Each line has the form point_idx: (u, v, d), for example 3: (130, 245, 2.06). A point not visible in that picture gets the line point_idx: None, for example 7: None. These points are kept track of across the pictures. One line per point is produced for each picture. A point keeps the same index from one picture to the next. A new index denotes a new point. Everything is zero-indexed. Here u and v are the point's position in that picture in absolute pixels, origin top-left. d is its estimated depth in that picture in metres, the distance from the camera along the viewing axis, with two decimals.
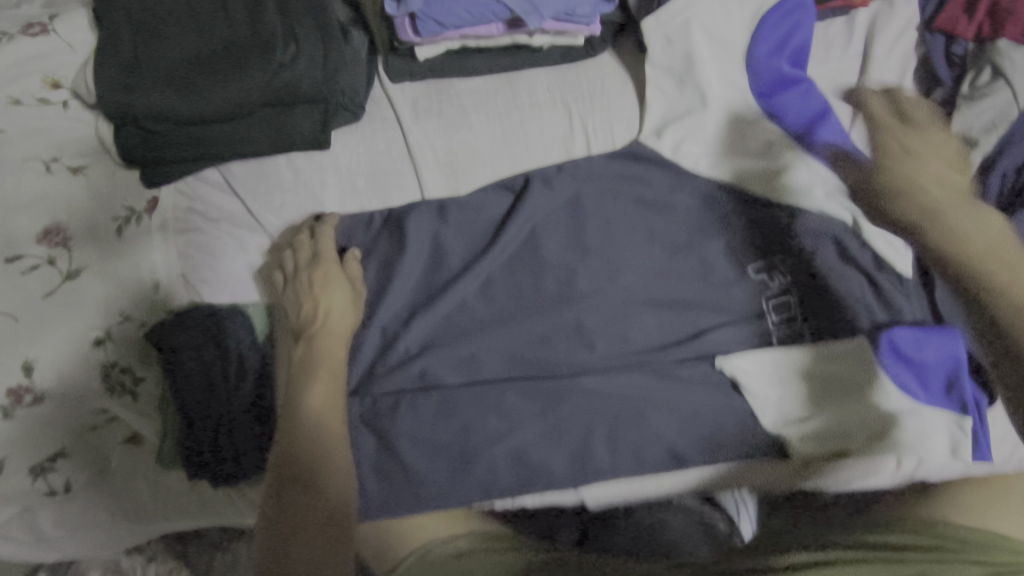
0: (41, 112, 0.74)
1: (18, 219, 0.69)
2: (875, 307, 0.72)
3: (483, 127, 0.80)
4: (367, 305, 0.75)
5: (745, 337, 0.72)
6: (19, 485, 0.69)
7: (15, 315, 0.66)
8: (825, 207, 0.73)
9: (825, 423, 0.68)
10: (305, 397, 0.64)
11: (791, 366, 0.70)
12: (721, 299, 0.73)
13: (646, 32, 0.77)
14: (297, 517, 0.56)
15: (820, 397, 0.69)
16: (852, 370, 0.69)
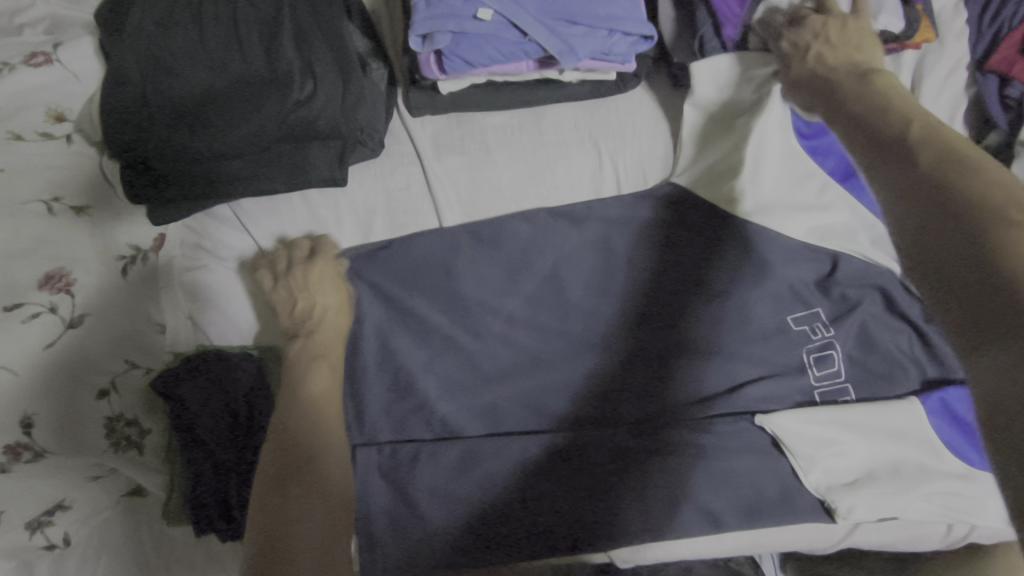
0: (43, 147, 0.70)
1: (17, 267, 0.61)
2: (925, 361, 0.70)
3: (508, 165, 0.76)
4: (383, 352, 0.71)
5: (785, 392, 0.68)
6: (16, 541, 0.61)
7: (15, 369, 0.59)
8: (871, 254, 0.72)
9: (880, 486, 0.62)
10: (302, 386, 0.64)
11: (844, 422, 0.64)
12: (762, 351, 0.70)
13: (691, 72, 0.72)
14: (299, 490, 0.57)
15: (874, 459, 0.63)
16: (908, 431, 0.64)
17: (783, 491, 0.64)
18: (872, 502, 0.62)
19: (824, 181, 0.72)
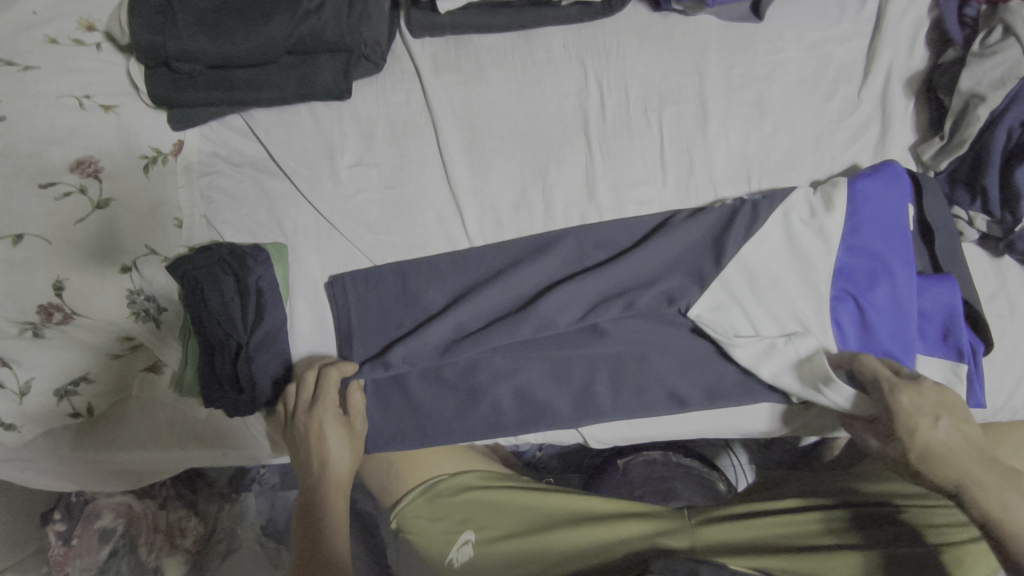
0: (76, 52, 0.77)
1: (52, 152, 0.70)
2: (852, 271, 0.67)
3: (499, 83, 0.82)
4: (379, 265, 0.79)
5: (758, 281, 0.70)
6: (45, 405, 0.74)
7: (48, 239, 0.68)
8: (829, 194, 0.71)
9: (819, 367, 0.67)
10: (336, 464, 0.70)
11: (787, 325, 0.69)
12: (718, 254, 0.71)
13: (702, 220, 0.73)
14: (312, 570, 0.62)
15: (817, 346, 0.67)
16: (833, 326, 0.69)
17: (743, 375, 0.72)
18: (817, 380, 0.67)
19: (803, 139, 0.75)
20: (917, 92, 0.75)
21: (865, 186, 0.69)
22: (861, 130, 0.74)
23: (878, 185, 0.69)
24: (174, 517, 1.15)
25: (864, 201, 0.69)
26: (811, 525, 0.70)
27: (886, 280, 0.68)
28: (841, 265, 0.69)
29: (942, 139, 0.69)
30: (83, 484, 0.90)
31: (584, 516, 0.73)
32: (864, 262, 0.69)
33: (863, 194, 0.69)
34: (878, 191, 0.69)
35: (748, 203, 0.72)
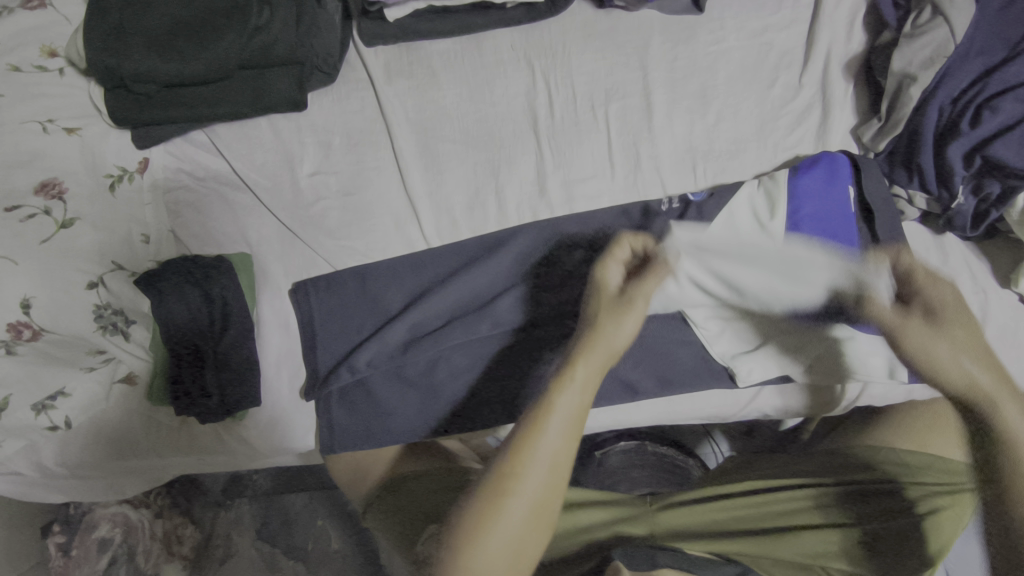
0: (39, 79, 0.80)
1: (16, 175, 0.73)
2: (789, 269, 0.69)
3: (452, 86, 0.84)
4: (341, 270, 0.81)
5: None
6: (23, 420, 0.76)
7: (15, 259, 0.70)
8: (771, 187, 0.71)
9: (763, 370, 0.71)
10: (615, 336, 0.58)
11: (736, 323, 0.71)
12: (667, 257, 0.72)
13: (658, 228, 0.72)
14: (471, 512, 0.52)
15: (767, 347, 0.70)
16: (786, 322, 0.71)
17: (695, 362, 0.73)
18: (766, 364, 0.71)
19: (746, 128, 0.76)
20: (857, 74, 0.75)
21: (807, 182, 0.70)
22: (803, 115, 0.75)
23: (818, 178, 0.70)
24: (172, 525, 1.20)
25: (806, 196, 0.70)
26: (772, 502, 0.71)
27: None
28: None
29: (880, 121, 0.70)
30: (75, 495, 0.92)
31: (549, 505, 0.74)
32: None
33: (802, 189, 0.70)
34: (816, 185, 0.70)
35: (693, 207, 0.72)
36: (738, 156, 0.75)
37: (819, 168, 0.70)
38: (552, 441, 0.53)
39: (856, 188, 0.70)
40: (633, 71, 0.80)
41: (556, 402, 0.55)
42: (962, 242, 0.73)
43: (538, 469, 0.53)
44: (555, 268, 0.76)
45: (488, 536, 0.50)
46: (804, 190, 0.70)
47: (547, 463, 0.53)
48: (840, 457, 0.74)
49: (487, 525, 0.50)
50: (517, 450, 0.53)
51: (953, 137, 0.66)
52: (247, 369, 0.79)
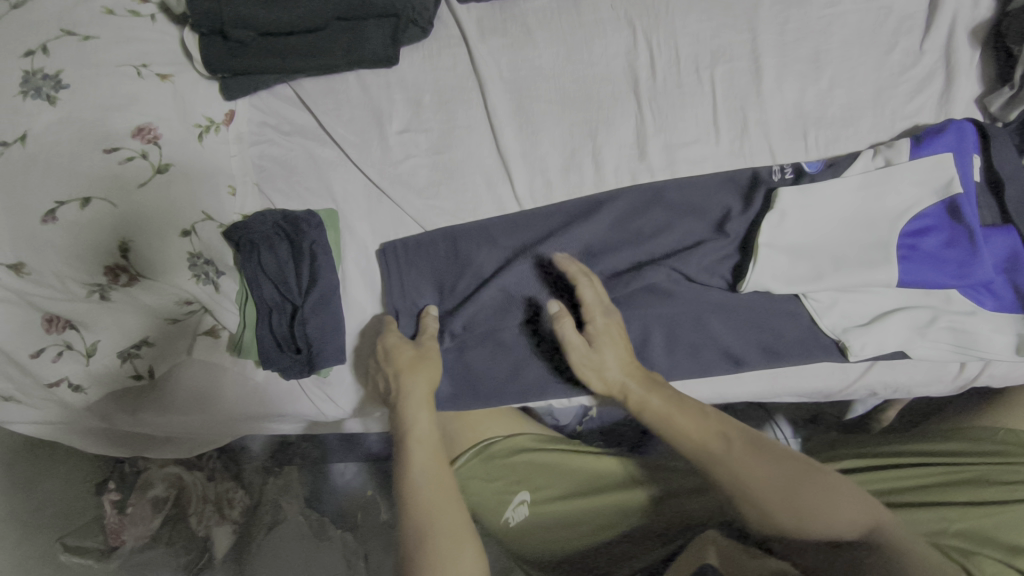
0: (132, 23, 0.78)
1: (112, 118, 0.72)
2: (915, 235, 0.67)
3: (548, 45, 0.81)
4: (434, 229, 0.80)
5: (823, 241, 0.68)
6: (109, 365, 0.77)
7: (112, 201, 0.69)
8: (891, 155, 0.68)
9: (881, 345, 0.68)
10: (414, 389, 0.69)
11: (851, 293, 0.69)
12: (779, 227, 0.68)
13: (782, 199, 0.68)
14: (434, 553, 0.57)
15: (881, 317, 0.68)
16: (908, 295, 0.68)
17: (802, 333, 0.71)
18: (884, 337, 0.68)
19: (860, 97, 0.73)
20: (984, 42, 0.72)
21: (932, 148, 0.67)
22: (924, 82, 0.72)
23: (946, 148, 0.67)
24: (222, 489, 1.18)
25: (935, 162, 0.67)
26: (895, 483, 0.66)
27: (961, 244, 0.66)
28: (914, 227, 0.67)
29: (1012, 88, 0.68)
30: (137, 449, 0.96)
31: (608, 483, 0.75)
32: (937, 227, 0.67)
33: (928, 159, 0.67)
34: (945, 149, 0.67)
35: (806, 176, 0.70)
36: (853, 125, 0.73)
37: (951, 134, 0.67)
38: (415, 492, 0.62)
39: (983, 156, 0.68)
40: (741, 33, 0.77)
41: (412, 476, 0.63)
42: None
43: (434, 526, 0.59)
44: (657, 234, 0.73)
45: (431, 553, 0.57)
46: (933, 155, 0.67)
47: (427, 524, 0.59)
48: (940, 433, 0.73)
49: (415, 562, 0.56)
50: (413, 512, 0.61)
51: None
52: (331, 328, 0.78)
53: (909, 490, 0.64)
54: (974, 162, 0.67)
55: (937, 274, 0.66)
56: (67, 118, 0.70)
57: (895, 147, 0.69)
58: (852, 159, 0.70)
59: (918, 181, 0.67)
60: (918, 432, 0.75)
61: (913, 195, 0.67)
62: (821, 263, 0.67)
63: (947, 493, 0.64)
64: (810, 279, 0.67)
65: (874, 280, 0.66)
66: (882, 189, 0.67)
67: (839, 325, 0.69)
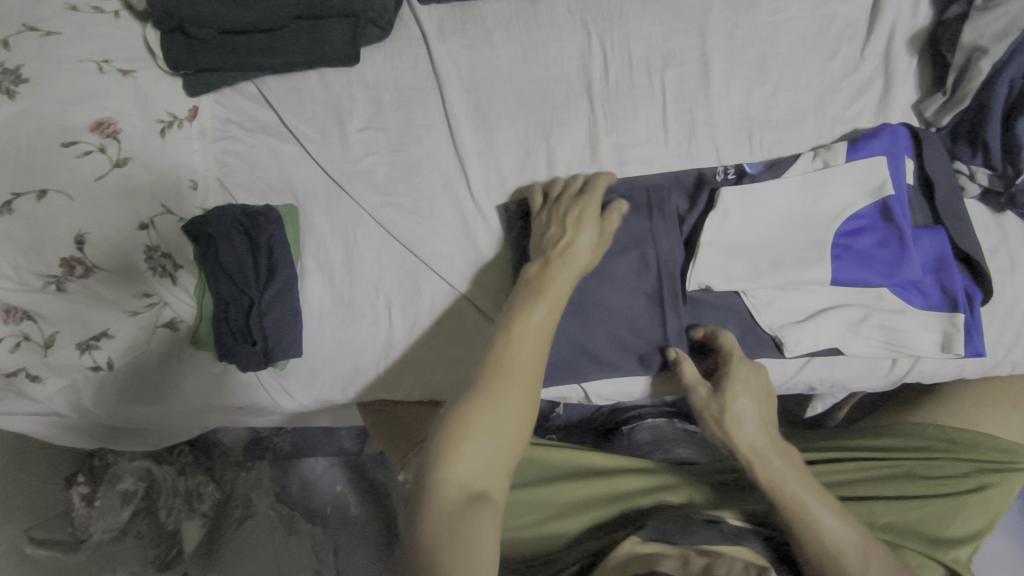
0: (95, 20, 0.79)
1: (72, 112, 0.73)
2: (849, 234, 0.69)
3: (505, 47, 0.83)
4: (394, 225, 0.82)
5: (761, 240, 0.70)
6: (68, 356, 0.77)
7: (69, 194, 0.71)
8: (829, 159, 0.71)
9: (815, 341, 0.70)
10: (580, 245, 0.66)
11: (788, 291, 0.71)
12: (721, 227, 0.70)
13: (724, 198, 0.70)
14: (493, 401, 0.55)
15: (813, 313, 0.71)
16: (844, 293, 0.70)
17: (742, 331, 0.73)
18: (817, 335, 0.70)
19: (802, 101, 0.76)
20: (922, 49, 0.75)
21: (866, 151, 0.70)
22: (864, 87, 0.75)
23: (880, 150, 0.70)
24: (193, 482, 1.16)
25: (870, 164, 0.70)
26: (832, 476, 0.67)
27: (892, 245, 0.68)
28: (849, 226, 0.69)
29: (944, 95, 0.70)
30: (105, 441, 0.98)
31: (559, 475, 0.77)
32: (870, 227, 0.69)
33: (863, 162, 0.70)
34: (879, 151, 0.70)
35: (748, 177, 0.73)
36: (796, 127, 0.75)
37: (886, 136, 0.70)
38: (502, 355, 0.58)
39: (916, 160, 0.71)
40: (691, 38, 0.79)
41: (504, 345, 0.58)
42: None
43: (507, 408, 0.55)
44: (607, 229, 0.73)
45: (484, 405, 0.54)
46: (871, 154, 0.70)
47: (504, 372, 0.56)
48: (875, 427, 0.75)
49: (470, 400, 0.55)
50: (495, 379, 0.56)
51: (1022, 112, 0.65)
52: (288, 320, 0.80)
53: (843, 484, 0.66)
54: (906, 165, 0.70)
55: (869, 273, 0.68)
56: (26, 112, 0.71)
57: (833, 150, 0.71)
58: (792, 161, 0.73)
59: (857, 181, 0.69)
60: (857, 428, 0.77)
61: (848, 197, 0.70)
62: (762, 261, 0.69)
63: (878, 488, 0.66)
64: (747, 277, 0.69)
65: (808, 278, 0.68)
66: (817, 191, 0.70)
67: (777, 321, 0.71)
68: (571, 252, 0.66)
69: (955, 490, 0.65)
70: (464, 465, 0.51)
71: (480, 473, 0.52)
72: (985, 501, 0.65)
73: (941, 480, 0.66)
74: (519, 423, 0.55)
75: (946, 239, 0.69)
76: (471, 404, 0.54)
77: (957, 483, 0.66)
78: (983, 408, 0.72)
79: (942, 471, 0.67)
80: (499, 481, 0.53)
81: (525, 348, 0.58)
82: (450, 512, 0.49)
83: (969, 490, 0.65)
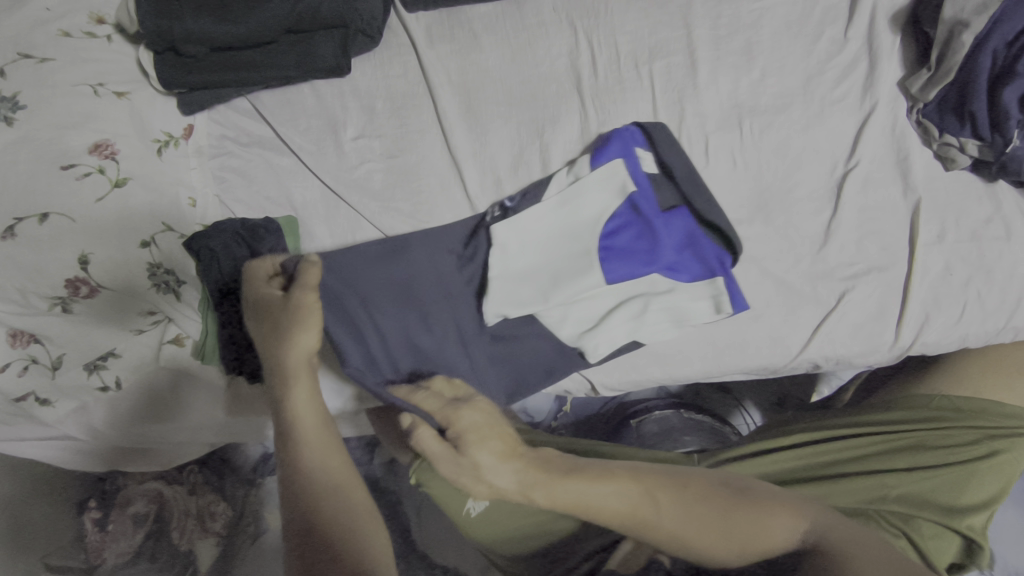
0: (88, 44, 0.80)
1: (69, 135, 0.74)
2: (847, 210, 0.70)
3: (493, 48, 0.84)
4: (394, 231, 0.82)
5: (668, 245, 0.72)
6: (76, 377, 0.78)
7: (72, 216, 0.71)
8: (745, 159, 0.76)
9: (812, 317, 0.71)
10: (305, 336, 0.62)
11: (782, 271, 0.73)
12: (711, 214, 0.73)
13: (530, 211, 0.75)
14: (326, 537, 0.53)
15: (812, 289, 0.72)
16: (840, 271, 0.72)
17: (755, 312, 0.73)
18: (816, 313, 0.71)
19: (787, 86, 0.77)
20: (904, 26, 0.76)
21: (604, 159, 0.75)
22: (849, 68, 0.76)
23: (615, 155, 0.75)
24: (204, 502, 1.12)
25: (621, 164, 0.74)
26: (843, 452, 0.67)
27: (647, 237, 0.73)
28: (626, 222, 0.74)
29: (929, 70, 0.71)
30: (116, 462, 0.96)
31: None
32: (627, 225, 0.74)
33: (604, 167, 0.74)
34: (614, 155, 0.75)
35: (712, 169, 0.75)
36: (786, 112, 0.76)
37: (627, 136, 0.76)
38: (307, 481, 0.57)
39: (653, 153, 0.76)
40: (675, 29, 0.80)
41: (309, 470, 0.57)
42: (1015, 189, 0.73)
43: (309, 454, 0.58)
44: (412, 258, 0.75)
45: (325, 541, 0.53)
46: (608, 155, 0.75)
47: (327, 499, 0.56)
48: (880, 400, 0.75)
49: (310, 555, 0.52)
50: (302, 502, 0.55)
51: (1006, 81, 0.66)
52: None
53: (858, 459, 0.66)
54: (642, 157, 0.75)
55: (631, 265, 0.72)
56: (25, 137, 0.72)
57: (784, 147, 0.75)
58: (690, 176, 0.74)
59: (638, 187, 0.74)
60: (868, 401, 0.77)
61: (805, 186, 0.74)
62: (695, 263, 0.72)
63: (889, 461, 0.66)
64: (538, 299, 0.72)
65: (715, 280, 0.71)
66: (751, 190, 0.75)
67: (575, 332, 0.73)
68: (295, 334, 0.62)
69: (964, 460, 0.66)
70: (312, 511, 0.54)
71: (321, 512, 0.54)
72: (997, 467, 0.66)
73: (951, 448, 0.67)
74: (322, 456, 0.58)
75: (690, 219, 0.73)
76: (284, 471, 0.58)
77: (966, 452, 0.66)
78: (989, 376, 0.72)
79: (950, 440, 0.67)
80: (350, 496, 0.57)
81: (304, 402, 0.61)
82: None
83: (976, 457, 0.66)
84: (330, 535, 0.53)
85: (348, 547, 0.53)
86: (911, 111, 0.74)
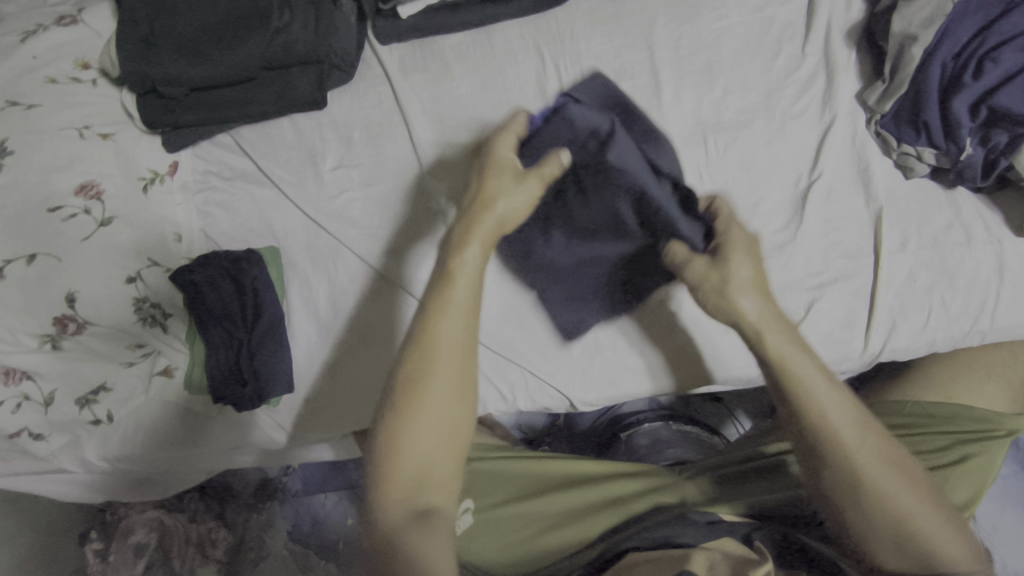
0: (75, 89, 0.83)
1: (57, 178, 0.76)
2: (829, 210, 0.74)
3: (464, 76, 0.87)
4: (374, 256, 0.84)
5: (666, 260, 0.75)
6: (69, 412, 0.80)
7: (58, 256, 0.74)
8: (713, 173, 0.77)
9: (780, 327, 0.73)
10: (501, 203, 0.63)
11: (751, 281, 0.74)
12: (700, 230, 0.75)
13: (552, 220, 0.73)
14: (415, 431, 0.52)
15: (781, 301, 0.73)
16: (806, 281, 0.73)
17: None
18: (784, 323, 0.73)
19: (749, 102, 0.79)
20: (859, 41, 0.78)
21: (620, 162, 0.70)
22: (808, 83, 0.78)
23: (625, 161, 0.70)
24: (204, 529, 1.15)
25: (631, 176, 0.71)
26: None
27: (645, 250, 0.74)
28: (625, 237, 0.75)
29: (884, 82, 0.73)
30: (113, 494, 0.98)
31: (553, 485, 0.78)
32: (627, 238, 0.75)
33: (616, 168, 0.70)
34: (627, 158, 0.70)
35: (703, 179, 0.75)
36: (750, 126, 0.78)
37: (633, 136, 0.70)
38: (431, 390, 0.53)
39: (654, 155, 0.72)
40: (640, 51, 0.82)
41: (428, 360, 0.53)
42: (975, 196, 0.75)
43: (438, 364, 0.54)
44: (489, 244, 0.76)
45: (407, 447, 0.51)
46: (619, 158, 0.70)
47: (427, 394, 0.53)
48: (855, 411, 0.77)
49: (404, 462, 0.51)
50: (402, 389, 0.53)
51: (955, 91, 0.68)
52: (275, 357, 0.82)
53: None
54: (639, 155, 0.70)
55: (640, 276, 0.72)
56: (12, 182, 0.74)
57: (748, 160, 0.77)
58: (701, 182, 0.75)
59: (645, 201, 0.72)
60: None
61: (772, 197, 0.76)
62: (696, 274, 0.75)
63: None
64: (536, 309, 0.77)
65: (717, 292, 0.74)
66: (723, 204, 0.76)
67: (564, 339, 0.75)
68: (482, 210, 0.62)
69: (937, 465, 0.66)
70: (407, 445, 0.51)
71: (426, 447, 0.52)
72: (967, 473, 0.66)
73: (922, 454, 0.68)
74: (456, 380, 0.54)
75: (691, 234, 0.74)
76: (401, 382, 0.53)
77: (938, 458, 0.67)
78: (962, 379, 0.73)
79: (922, 447, 0.68)
80: (455, 419, 0.54)
81: (453, 311, 0.55)
82: (400, 521, 0.50)
83: (950, 463, 0.67)
84: (431, 435, 0.52)
85: (438, 431, 0.53)
86: (869, 124, 0.76)
